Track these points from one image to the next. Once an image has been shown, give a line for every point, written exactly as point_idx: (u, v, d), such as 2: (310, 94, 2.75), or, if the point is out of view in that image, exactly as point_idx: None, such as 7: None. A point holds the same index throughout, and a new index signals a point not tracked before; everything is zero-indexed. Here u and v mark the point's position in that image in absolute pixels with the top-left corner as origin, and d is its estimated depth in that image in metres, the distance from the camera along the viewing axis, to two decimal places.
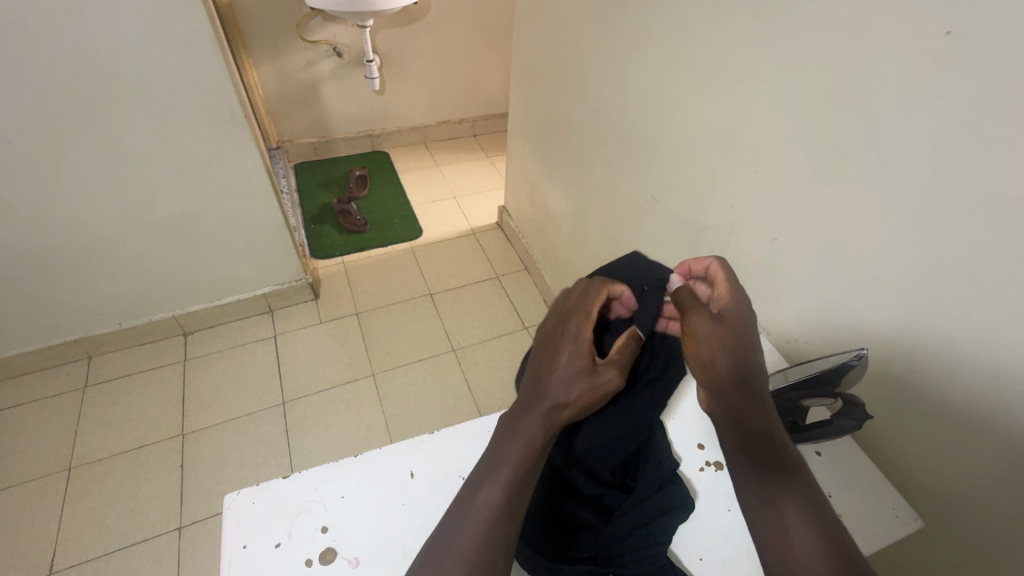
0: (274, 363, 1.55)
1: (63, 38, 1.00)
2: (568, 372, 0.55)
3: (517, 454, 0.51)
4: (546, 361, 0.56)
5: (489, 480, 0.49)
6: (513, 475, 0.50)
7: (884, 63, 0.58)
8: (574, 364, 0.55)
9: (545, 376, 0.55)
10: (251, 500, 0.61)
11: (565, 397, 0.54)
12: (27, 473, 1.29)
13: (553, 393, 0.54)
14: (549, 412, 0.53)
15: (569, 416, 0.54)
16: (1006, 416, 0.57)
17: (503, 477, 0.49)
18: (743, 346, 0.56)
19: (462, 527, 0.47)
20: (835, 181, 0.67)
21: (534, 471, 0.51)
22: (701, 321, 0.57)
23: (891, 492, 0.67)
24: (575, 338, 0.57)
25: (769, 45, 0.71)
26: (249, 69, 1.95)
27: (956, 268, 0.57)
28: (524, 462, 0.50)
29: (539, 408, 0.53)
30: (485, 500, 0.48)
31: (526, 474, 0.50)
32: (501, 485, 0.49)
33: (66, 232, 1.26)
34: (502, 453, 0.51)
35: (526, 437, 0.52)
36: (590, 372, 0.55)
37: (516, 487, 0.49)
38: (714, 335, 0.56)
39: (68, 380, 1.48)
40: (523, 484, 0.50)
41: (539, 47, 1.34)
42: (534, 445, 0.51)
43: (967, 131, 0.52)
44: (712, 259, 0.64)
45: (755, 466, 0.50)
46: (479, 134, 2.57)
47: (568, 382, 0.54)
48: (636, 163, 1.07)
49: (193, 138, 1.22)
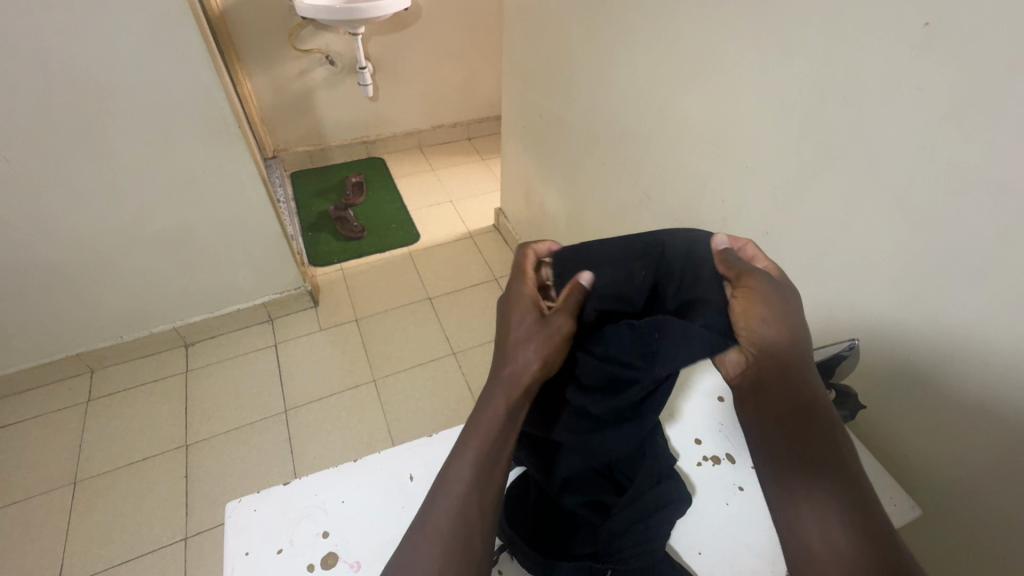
0: (275, 371, 1.56)
1: (57, 57, 1.01)
2: (523, 332, 0.56)
3: (484, 426, 0.52)
4: (504, 327, 0.58)
5: (459, 454, 0.50)
6: (482, 442, 0.51)
7: (866, 54, 0.58)
8: (525, 323, 0.57)
9: (505, 352, 0.56)
10: (252, 508, 0.62)
11: (523, 367, 0.55)
12: (32, 488, 1.30)
13: (512, 362, 0.55)
14: (508, 379, 0.55)
15: (529, 381, 0.55)
16: (997, 401, 0.57)
17: (472, 446, 0.51)
18: (800, 320, 0.51)
19: (439, 503, 0.48)
20: (822, 173, 0.68)
21: (502, 434, 0.52)
22: (763, 281, 0.50)
23: (889, 481, 0.68)
24: (519, 299, 0.59)
25: (755, 40, 0.71)
26: (243, 80, 1.96)
27: (947, 254, 0.57)
28: (491, 425, 0.52)
29: (501, 377, 0.55)
30: (458, 472, 0.50)
31: (494, 445, 0.51)
32: (473, 456, 0.50)
33: (65, 247, 1.27)
34: (472, 424, 0.52)
35: (491, 405, 0.53)
36: (540, 325, 0.57)
37: (487, 453, 0.51)
38: (769, 302, 0.50)
39: (71, 395, 1.48)
40: (496, 449, 0.51)
41: (529, 50, 1.35)
42: (499, 413, 0.53)
43: (949, 118, 0.53)
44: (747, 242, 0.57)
45: (782, 456, 0.48)
46: (474, 137, 2.58)
47: (525, 342, 0.56)
48: (628, 162, 1.08)
49: (188, 150, 1.24)
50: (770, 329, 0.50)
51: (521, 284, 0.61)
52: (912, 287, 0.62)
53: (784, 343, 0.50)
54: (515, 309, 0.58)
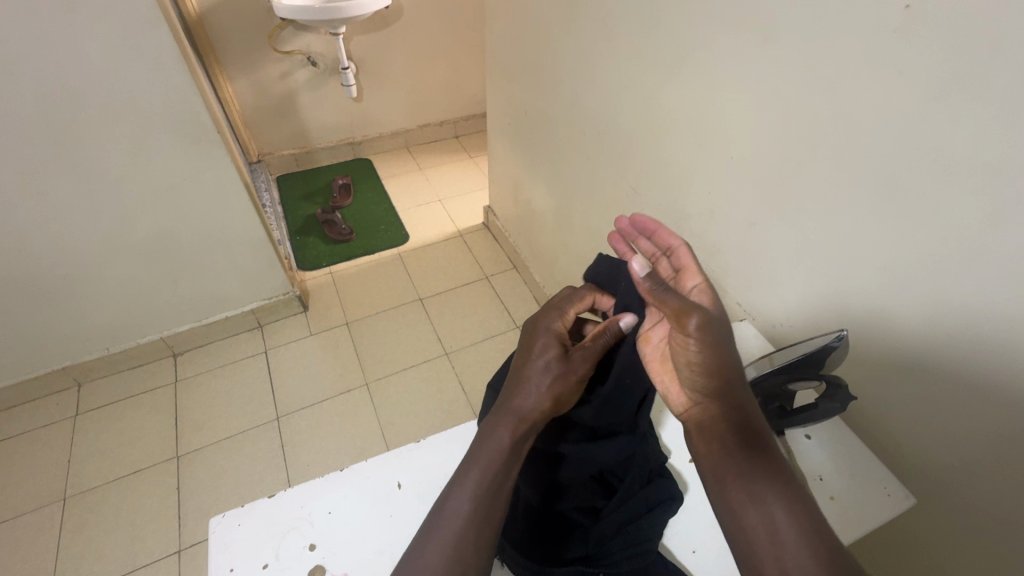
0: (267, 379, 1.54)
1: (26, 66, 0.98)
2: (542, 365, 0.57)
3: (484, 459, 0.52)
4: (523, 356, 0.60)
5: (460, 484, 0.51)
6: (485, 475, 0.51)
7: (848, 40, 0.57)
8: (545, 356, 0.58)
9: (518, 380, 0.57)
10: (236, 522, 0.60)
11: (534, 400, 0.56)
12: (21, 506, 1.28)
13: (522, 396, 0.56)
14: (516, 411, 0.55)
15: (537, 417, 0.55)
16: (990, 387, 0.57)
17: (472, 479, 0.51)
18: (730, 350, 0.55)
19: (432, 535, 0.49)
20: (807, 163, 0.67)
21: (506, 470, 0.52)
22: (698, 322, 0.53)
23: (882, 471, 0.67)
24: (548, 331, 0.61)
25: (736, 29, 0.70)
26: (224, 84, 1.93)
27: (935, 242, 0.57)
28: (495, 459, 0.52)
29: (512, 408, 0.55)
30: (457, 506, 0.50)
31: (497, 481, 0.51)
32: (473, 489, 0.50)
33: (45, 260, 1.24)
34: (475, 455, 0.53)
35: (494, 438, 0.53)
36: (561, 362, 0.57)
37: (487, 488, 0.51)
38: (704, 338, 0.54)
39: (59, 410, 1.46)
40: (497, 485, 0.51)
41: (511, 45, 1.33)
42: (506, 447, 0.53)
43: (932, 103, 0.52)
44: (678, 242, 0.63)
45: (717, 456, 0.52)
46: (461, 135, 2.55)
47: (539, 375, 0.57)
48: (614, 155, 1.07)
49: (167, 158, 1.21)
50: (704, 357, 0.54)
51: (554, 317, 0.62)
52: (901, 275, 0.61)
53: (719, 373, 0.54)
54: (539, 339, 0.60)
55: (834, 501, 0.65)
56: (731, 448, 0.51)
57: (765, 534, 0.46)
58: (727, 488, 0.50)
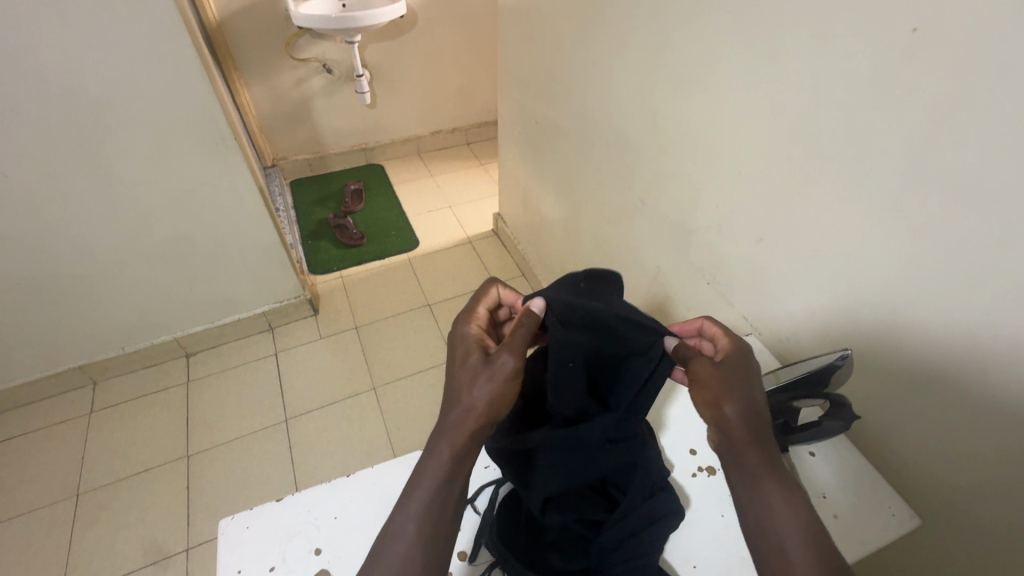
0: (277, 381, 1.56)
1: (54, 73, 1.02)
2: (469, 372, 0.55)
3: (431, 473, 0.51)
4: (452, 366, 0.58)
5: (405, 506, 0.50)
6: (430, 491, 0.50)
7: (856, 61, 0.58)
8: (471, 362, 0.56)
9: (450, 391, 0.55)
10: (245, 524, 0.62)
11: (469, 409, 0.53)
12: (36, 501, 1.31)
13: (457, 404, 0.53)
14: (453, 423, 0.53)
15: (476, 423, 0.53)
16: (995, 409, 0.57)
17: (421, 495, 0.50)
18: (747, 387, 0.55)
19: (383, 555, 0.48)
20: (814, 181, 0.67)
21: (450, 482, 0.51)
22: (705, 364, 0.56)
23: (887, 491, 0.67)
24: (467, 340, 0.60)
25: (745, 47, 0.71)
26: (241, 90, 1.97)
27: (941, 263, 0.57)
28: (435, 474, 0.51)
29: (447, 421, 0.53)
30: (404, 527, 0.49)
31: (442, 494, 0.50)
32: (419, 507, 0.49)
33: (66, 260, 1.28)
34: (418, 475, 0.51)
35: (435, 455, 0.51)
36: (486, 364, 0.55)
37: (437, 500, 0.50)
38: (717, 379, 0.56)
39: (74, 407, 1.49)
40: (444, 495, 0.50)
41: (523, 56, 1.35)
42: (445, 460, 0.51)
43: (939, 124, 0.52)
44: (703, 320, 0.64)
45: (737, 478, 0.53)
46: (472, 142, 2.57)
47: (471, 382, 0.54)
48: (624, 168, 1.08)
49: (186, 162, 1.24)
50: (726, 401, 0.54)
51: (473, 326, 0.62)
52: (907, 293, 0.61)
53: (733, 416, 0.53)
54: (463, 349, 0.58)
55: (837, 521, 0.64)
56: (743, 477, 0.52)
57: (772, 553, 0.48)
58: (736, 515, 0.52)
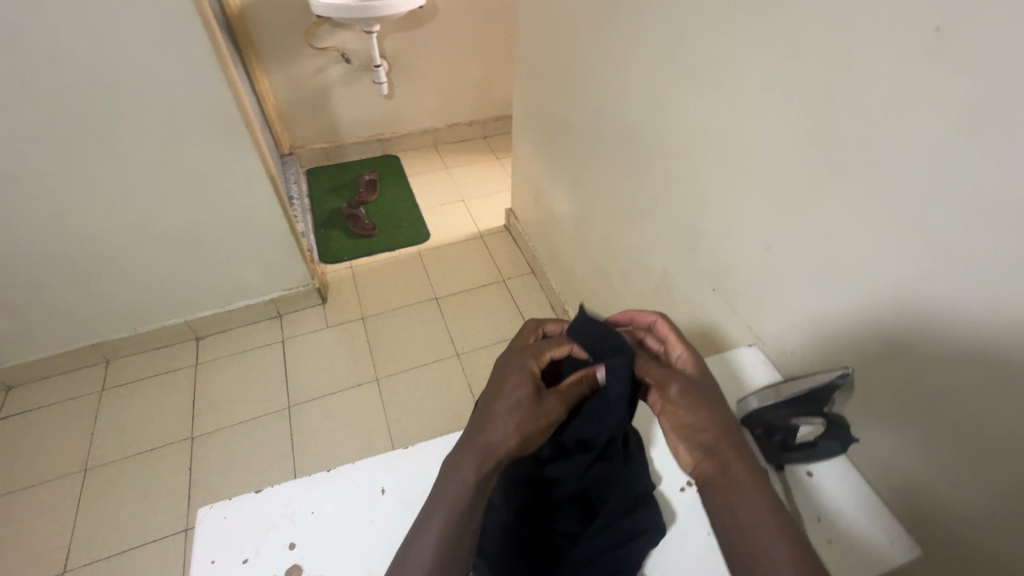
0: (282, 367, 1.58)
1: (69, 57, 1.03)
2: (512, 403, 0.53)
3: (448, 502, 0.49)
4: (494, 391, 0.55)
5: (424, 533, 0.48)
6: (449, 520, 0.48)
7: (876, 61, 0.54)
8: (516, 395, 0.53)
9: (483, 418, 0.53)
10: (222, 514, 0.62)
11: (502, 441, 0.51)
12: (47, 473, 1.35)
13: (490, 432, 0.51)
14: (483, 450, 0.50)
15: (503, 456, 0.51)
16: (1004, 441, 0.52)
17: (437, 527, 0.48)
18: (721, 405, 0.57)
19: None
20: (826, 187, 0.64)
21: (468, 513, 0.49)
22: (680, 388, 0.57)
23: (886, 517, 0.64)
24: (523, 369, 0.57)
25: (761, 44, 0.68)
26: (261, 78, 1.99)
27: (956, 282, 0.53)
28: (456, 502, 0.49)
29: (478, 448, 0.51)
30: (420, 553, 0.47)
31: (460, 524, 0.48)
32: (436, 537, 0.48)
33: (81, 241, 1.31)
34: (438, 499, 0.49)
35: (459, 479, 0.49)
36: (532, 402, 0.53)
37: (453, 534, 0.48)
38: (690, 401, 0.57)
39: (87, 383, 1.53)
40: (462, 525, 0.48)
41: (539, 48, 1.32)
42: (469, 489, 0.49)
43: (961, 132, 0.49)
44: (657, 318, 0.67)
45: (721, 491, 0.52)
46: (489, 136, 2.55)
47: (510, 414, 0.52)
48: (634, 166, 1.05)
49: (198, 149, 1.25)
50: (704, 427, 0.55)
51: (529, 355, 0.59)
52: (917, 311, 0.57)
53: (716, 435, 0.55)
54: (513, 377, 0.56)
55: (832, 545, 0.62)
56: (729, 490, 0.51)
57: (755, 557, 0.48)
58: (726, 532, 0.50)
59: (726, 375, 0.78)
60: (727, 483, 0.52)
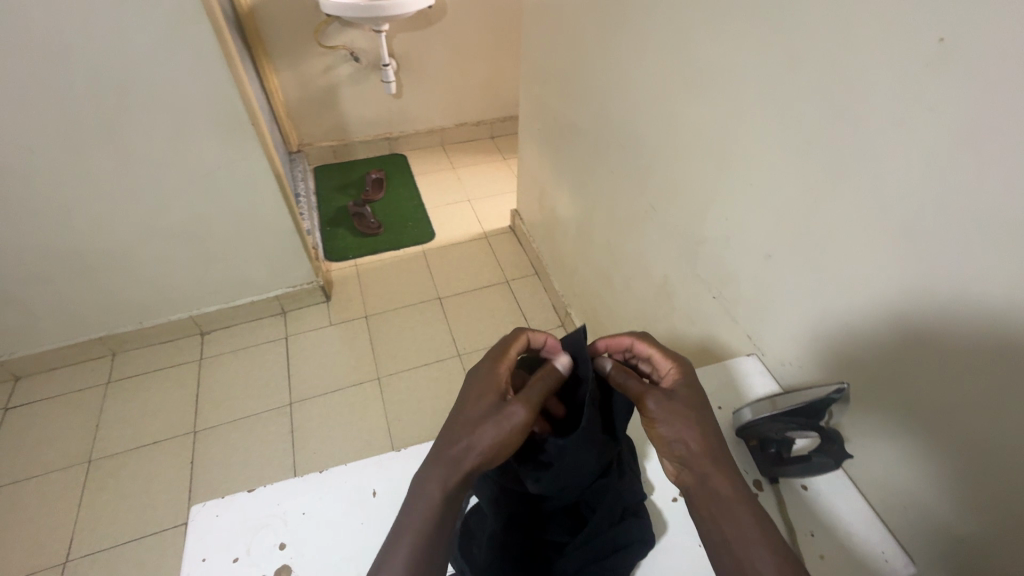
0: (285, 364, 1.59)
1: (78, 54, 1.04)
2: (474, 413, 0.54)
3: (417, 522, 0.49)
4: (461, 403, 0.56)
5: (393, 550, 0.48)
6: (418, 536, 0.48)
7: (876, 72, 0.54)
8: (479, 405, 0.55)
9: (449, 435, 0.54)
10: (214, 513, 0.62)
11: (469, 450, 0.52)
12: (52, 464, 1.37)
13: (454, 447, 0.52)
14: (449, 461, 0.51)
15: (471, 466, 0.52)
16: (1000, 460, 0.51)
17: (405, 544, 0.48)
18: (705, 420, 0.55)
19: None
20: (826, 198, 0.63)
21: (438, 527, 0.49)
22: (657, 403, 0.56)
23: (881, 532, 0.63)
24: (485, 378, 0.58)
25: (763, 52, 0.67)
26: (270, 76, 2.01)
27: (953, 297, 0.52)
28: (426, 517, 0.49)
29: (444, 459, 0.52)
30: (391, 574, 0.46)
31: (428, 540, 0.49)
32: (407, 555, 0.47)
33: (89, 236, 1.32)
34: (408, 514, 0.50)
35: (427, 493, 0.50)
36: (496, 410, 0.54)
37: (423, 550, 0.48)
38: (667, 417, 0.55)
39: (93, 376, 1.55)
40: (434, 541, 0.49)
41: (545, 50, 1.32)
42: (435, 502, 0.50)
43: (961, 145, 0.48)
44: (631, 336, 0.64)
45: (705, 508, 0.52)
46: (497, 136, 2.55)
47: (476, 425, 0.53)
48: (637, 172, 1.04)
49: (204, 146, 1.26)
50: (693, 445, 0.54)
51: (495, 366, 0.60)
52: (917, 325, 0.56)
53: (701, 454, 0.54)
54: (478, 388, 0.57)
55: (825, 559, 0.61)
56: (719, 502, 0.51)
57: (741, 571, 0.48)
58: (715, 546, 0.50)
59: (724, 384, 0.77)
60: (713, 496, 0.52)
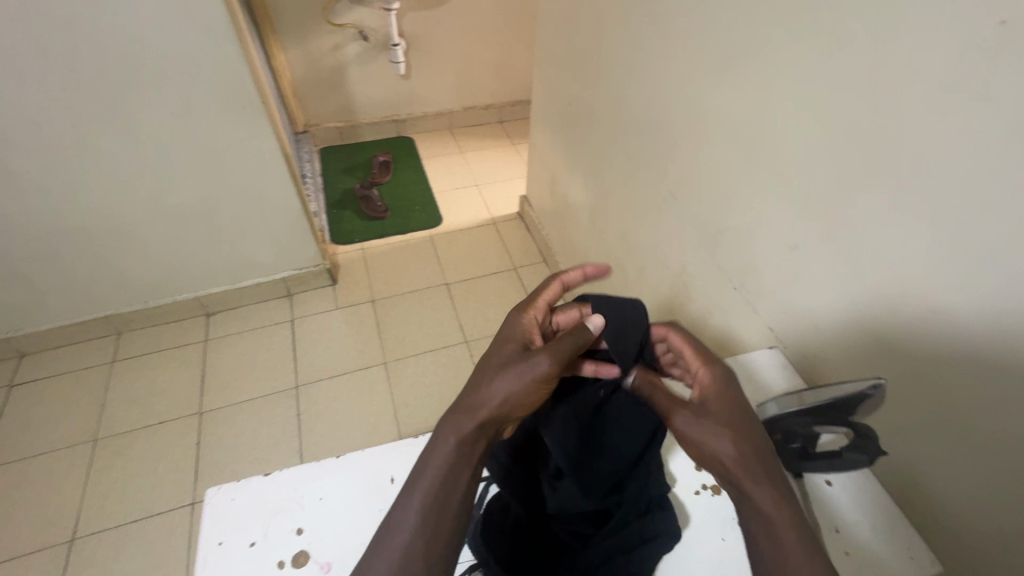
0: (291, 346, 1.58)
1: (84, 24, 1.01)
2: (497, 363, 0.54)
3: (432, 470, 0.48)
4: (487, 354, 0.56)
5: (408, 496, 0.48)
6: (433, 483, 0.48)
7: (925, 55, 0.51)
8: (504, 353, 0.55)
9: (478, 379, 0.53)
10: (230, 496, 0.61)
11: (488, 400, 0.51)
12: (57, 442, 1.36)
13: (477, 395, 0.52)
14: (468, 410, 0.51)
15: (488, 416, 0.51)
16: None
17: (420, 489, 0.48)
18: (747, 436, 0.51)
19: (381, 548, 0.46)
20: (860, 188, 0.61)
21: (453, 481, 0.48)
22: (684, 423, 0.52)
23: (909, 531, 0.61)
24: (513, 328, 0.58)
25: (800, 33, 0.64)
26: (277, 53, 1.96)
27: (996, 294, 0.50)
28: (441, 465, 0.48)
29: (465, 407, 0.51)
30: (403, 519, 0.47)
31: (441, 490, 0.48)
32: (420, 503, 0.47)
33: (95, 213, 1.30)
34: (424, 463, 0.49)
35: (443, 442, 0.49)
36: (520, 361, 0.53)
37: (437, 497, 0.47)
38: (697, 435, 0.51)
39: (98, 354, 1.54)
40: (446, 495, 0.48)
41: (562, 32, 1.28)
42: (449, 452, 0.49)
43: (1012, 137, 0.46)
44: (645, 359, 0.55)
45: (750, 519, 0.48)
46: (505, 120, 2.51)
47: (497, 375, 0.52)
48: (657, 159, 1.02)
49: (212, 124, 1.24)
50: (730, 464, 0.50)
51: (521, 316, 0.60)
52: (955, 322, 0.54)
53: (732, 462, 0.50)
54: (503, 339, 0.57)
55: (848, 556, 0.60)
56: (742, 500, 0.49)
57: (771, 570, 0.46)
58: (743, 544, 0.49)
59: (749, 376, 0.75)
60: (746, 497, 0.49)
